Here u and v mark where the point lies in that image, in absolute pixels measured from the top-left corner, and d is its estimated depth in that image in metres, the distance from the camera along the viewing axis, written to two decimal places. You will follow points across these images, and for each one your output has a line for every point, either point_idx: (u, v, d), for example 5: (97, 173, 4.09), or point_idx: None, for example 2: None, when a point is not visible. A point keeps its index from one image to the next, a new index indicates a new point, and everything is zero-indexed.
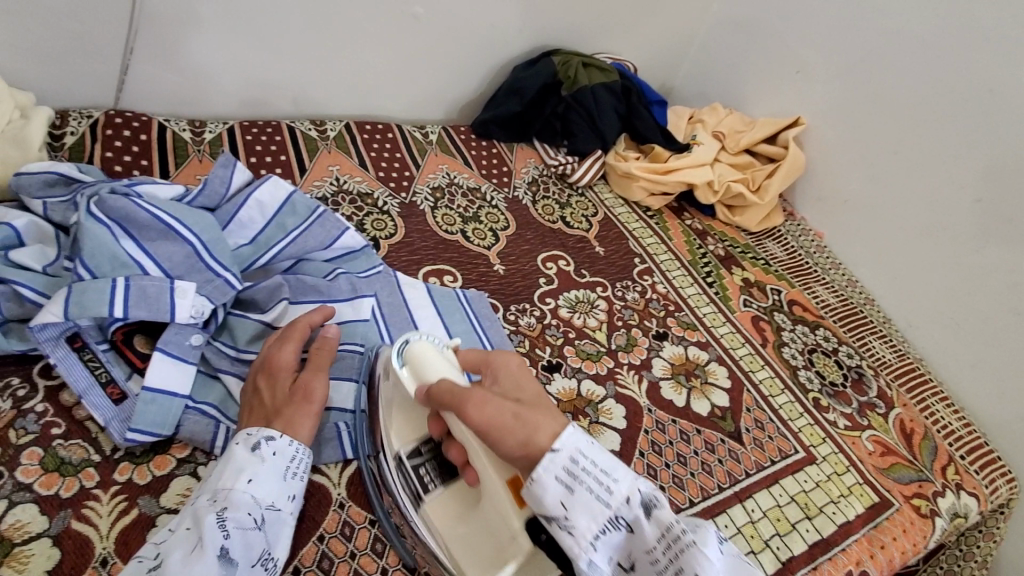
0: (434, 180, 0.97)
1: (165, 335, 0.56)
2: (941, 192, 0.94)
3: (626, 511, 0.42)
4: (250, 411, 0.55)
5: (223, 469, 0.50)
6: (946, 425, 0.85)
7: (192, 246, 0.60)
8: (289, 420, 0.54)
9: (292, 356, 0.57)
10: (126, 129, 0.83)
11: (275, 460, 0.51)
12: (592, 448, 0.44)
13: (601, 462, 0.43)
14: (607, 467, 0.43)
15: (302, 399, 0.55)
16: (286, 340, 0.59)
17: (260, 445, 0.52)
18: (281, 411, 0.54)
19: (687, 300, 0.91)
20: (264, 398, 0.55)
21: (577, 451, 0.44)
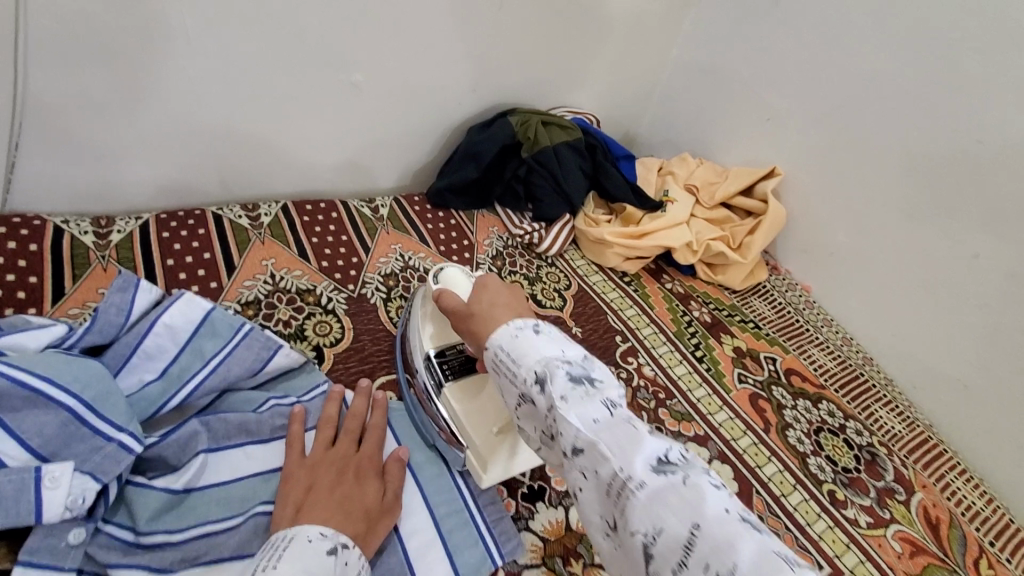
0: (386, 265, 0.86)
1: (29, 542, 0.44)
2: (934, 244, 0.87)
3: (526, 386, 0.46)
4: (330, 500, 0.51)
5: (300, 565, 0.43)
6: (970, 506, 0.77)
7: (71, 411, 0.47)
8: (375, 532, 0.52)
9: (379, 461, 0.57)
10: (12, 240, 0.70)
11: (346, 570, 0.46)
12: (513, 332, 0.50)
13: (513, 351, 0.48)
14: (516, 353, 0.48)
15: (389, 513, 0.54)
16: (369, 442, 0.59)
17: (339, 549, 0.46)
18: (372, 517, 0.52)
19: (677, 382, 0.82)
20: (352, 495, 0.52)
21: (497, 342, 0.50)
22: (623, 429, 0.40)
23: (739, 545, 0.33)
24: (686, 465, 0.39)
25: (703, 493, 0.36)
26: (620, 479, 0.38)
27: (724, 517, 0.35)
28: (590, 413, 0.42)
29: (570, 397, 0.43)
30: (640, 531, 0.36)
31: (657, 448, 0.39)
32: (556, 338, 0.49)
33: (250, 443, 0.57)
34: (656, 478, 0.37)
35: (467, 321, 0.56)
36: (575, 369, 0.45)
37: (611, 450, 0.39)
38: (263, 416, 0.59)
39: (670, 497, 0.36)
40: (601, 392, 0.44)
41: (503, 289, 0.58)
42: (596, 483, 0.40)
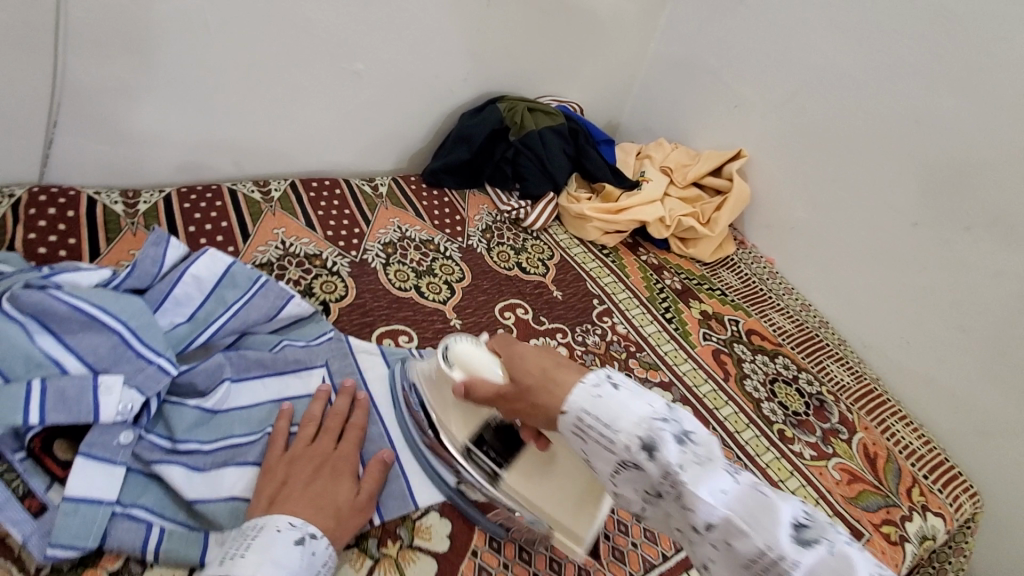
0: (386, 235, 0.95)
1: (88, 437, 0.52)
2: (879, 215, 0.97)
3: (628, 453, 0.45)
4: (302, 495, 0.53)
5: (267, 553, 0.46)
6: (907, 446, 0.86)
7: (118, 335, 0.56)
8: (347, 526, 0.54)
9: (356, 460, 0.58)
10: (51, 207, 0.79)
11: (313, 559, 0.48)
12: (593, 387, 0.48)
13: (602, 413, 0.46)
14: (604, 415, 0.46)
15: (362, 510, 0.55)
16: (349, 439, 0.59)
17: (307, 539, 0.49)
18: (343, 516, 0.53)
19: (647, 338, 0.91)
20: (325, 491, 0.54)
21: (575, 400, 0.48)
22: (756, 501, 0.42)
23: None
24: (821, 528, 0.41)
25: (851, 562, 0.39)
26: (768, 555, 0.40)
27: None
28: (719, 486, 0.42)
29: (687, 466, 0.43)
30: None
31: (789, 512, 0.41)
32: (640, 391, 0.48)
33: (266, 375, 0.66)
34: (804, 553, 0.39)
35: (516, 406, 0.53)
36: (677, 429, 0.45)
37: (749, 526, 0.41)
38: (278, 353, 0.67)
39: (822, 572, 0.39)
40: (713, 454, 0.44)
41: (539, 355, 0.53)
42: (732, 555, 0.42)
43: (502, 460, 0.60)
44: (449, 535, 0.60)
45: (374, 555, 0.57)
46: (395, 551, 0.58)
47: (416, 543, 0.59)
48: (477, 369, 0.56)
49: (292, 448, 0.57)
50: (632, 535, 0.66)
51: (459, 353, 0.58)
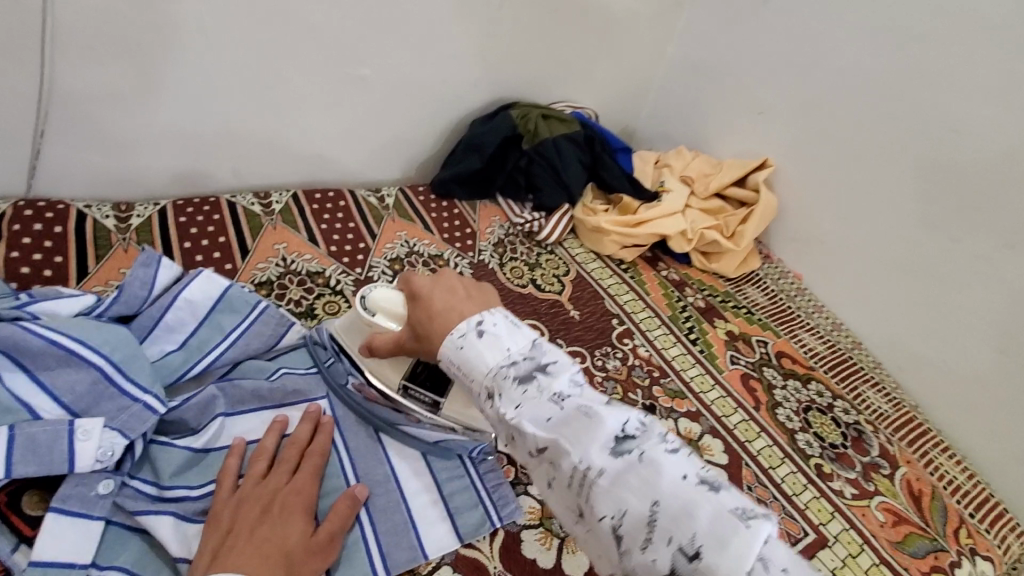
0: (393, 250, 0.90)
1: (62, 489, 0.47)
2: (917, 230, 0.91)
3: (480, 396, 0.46)
4: (247, 542, 0.46)
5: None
6: (951, 481, 0.80)
7: (99, 370, 0.51)
8: (301, 574, 0.47)
9: (313, 495, 0.52)
10: (37, 222, 0.74)
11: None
12: (459, 339, 0.48)
13: (461, 361, 0.48)
14: (468, 367, 0.47)
15: (319, 554, 0.49)
16: (305, 471, 0.54)
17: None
18: (295, 560, 0.47)
19: (671, 362, 0.85)
20: (274, 533, 0.47)
21: (449, 355, 0.49)
22: (579, 422, 0.41)
23: (696, 510, 0.36)
24: (645, 438, 0.41)
25: (660, 469, 0.39)
26: (582, 472, 0.40)
27: (682, 485, 0.38)
28: (544, 415, 0.43)
29: (522, 404, 0.43)
30: (607, 516, 0.39)
31: (613, 426, 0.41)
32: (503, 333, 0.48)
33: (263, 410, 0.60)
34: (614, 462, 0.40)
35: (424, 342, 0.52)
36: (529, 367, 0.45)
37: (571, 444, 0.41)
38: (275, 383, 0.61)
39: (630, 478, 0.39)
40: (552, 385, 0.44)
41: (435, 290, 0.53)
42: (558, 478, 0.42)
43: (438, 391, 0.61)
44: None
45: None
46: None
47: None
48: (390, 310, 0.60)
49: (240, 487, 0.52)
50: None
51: (377, 301, 0.61)
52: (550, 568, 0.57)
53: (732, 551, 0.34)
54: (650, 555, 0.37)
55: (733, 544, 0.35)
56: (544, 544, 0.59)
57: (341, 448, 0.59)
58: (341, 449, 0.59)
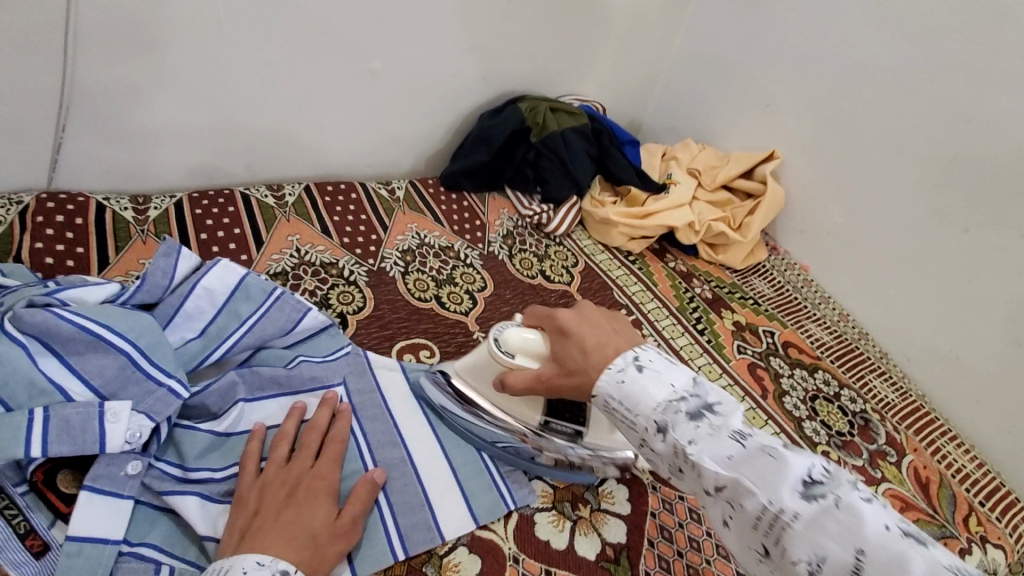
0: (404, 242, 0.91)
1: (93, 469, 0.48)
2: (927, 221, 0.91)
3: (645, 433, 0.46)
4: (273, 526, 0.48)
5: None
6: (959, 469, 0.81)
7: (125, 356, 0.52)
8: (327, 556, 0.49)
9: (337, 480, 0.54)
10: (59, 214, 0.76)
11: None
12: (617, 374, 0.49)
13: (623, 397, 0.48)
14: (630, 401, 0.47)
15: (343, 537, 0.50)
16: (328, 457, 0.55)
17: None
18: (321, 543, 0.49)
19: (679, 352, 0.86)
20: (299, 517, 0.49)
21: (606, 389, 0.49)
22: (762, 460, 0.41)
23: (906, 563, 0.34)
24: (835, 483, 0.39)
25: (861, 517, 0.37)
26: (773, 514, 0.39)
27: (887, 536, 0.36)
28: (723, 452, 0.42)
29: (697, 439, 0.43)
30: (803, 559, 0.37)
31: (800, 469, 0.40)
32: (664, 369, 0.48)
33: (281, 396, 0.62)
34: (808, 506, 0.38)
35: (575, 381, 0.53)
36: (697, 404, 0.45)
37: (756, 484, 0.40)
38: (293, 370, 0.63)
39: (827, 524, 0.37)
40: (727, 422, 0.43)
41: (582, 326, 0.55)
42: (741, 517, 0.41)
43: (577, 420, 0.63)
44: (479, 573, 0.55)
45: None
46: None
47: None
48: (528, 350, 0.61)
49: (265, 471, 0.53)
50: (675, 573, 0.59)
51: (512, 343, 0.61)
52: (564, 549, 0.58)
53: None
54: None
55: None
56: (557, 525, 0.60)
57: (358, 434, 0.61)
58: (358, 437, 0.61)
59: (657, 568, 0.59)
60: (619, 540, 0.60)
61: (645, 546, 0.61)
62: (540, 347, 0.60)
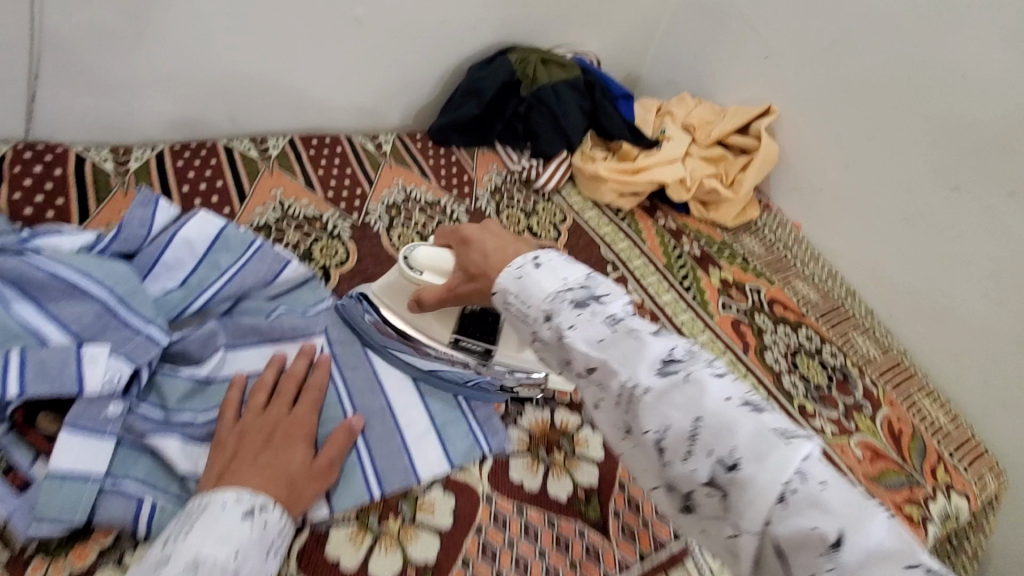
0: (390, 195, 0.90)
1: (73, 410, 0.50)
2: (920, 177, 0.90)
3: (532, 324, 0.44)
4: (252, 465, 0.49)
5: (211, 533, 0.42)
6: (934, 422, 0.82)
7: (102, 303, 0.53)
8: (303, 495, 0.50)
9: (313, 427, 0.55)
10: (37, 164, 0.75)
11: (265, 532, 0.45)
12: (516, 271, 0.46)
13: (518, 290, 0.45)
14: (522, 293, 0.44)
15: (319, 478, 0.52)
16: (304, 404, 0.56)
17: (257, 510, 0.45)
18: (298, 483, 0.50)
19: (663, 308, 0.86)
20: (277, 458, 0.50)
21: (504, 285, 0.46)
22: (626, 341, 0.39)
23: (737, 429, 0.35)
24: (693, 360, 0.38)
25: (706, 388, 0.36)
26: (629, 390, 0.38)
27: (727, 406, 0.36)
28: (595, 335, 0.40)
29: (577, 323, 0.41)
30: (650, 430, 0.37)
31: (660, 349, 0.39)
32: (557, 263, 0.45)
33: (263, 344, 0.63)
34: (660, 381, 0.37)
35: (478, 285, 0.51)
36: (582, 293, 0.43)
37: (619, 363, 0.39)
38: (274, 321, 0.64)
39: (675, 397, 0.37)
40: (606, 307, 0.42)
41: (485, 235, 0.53)
42: (606, 399, 0.39)
43: (487, 338, 0.66)
44: (453, 511, 0.57)
45: (374, 530, 0.54)
46: (396, 527, 0.55)
47: (418, 519, 0.56)
48: (437, 265, 0.61)
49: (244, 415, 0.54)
50: (644, 513, 0.61)
51: (421, 260, 0.62)
52: (536, 490, 0.60)
53: (772, 465, 0.33)
54: (691, 466, 0.35)
55: (772, 459, 0.33)
56: (531, 469, 0.62)
57: (340, 382, 0.62)
58: (338, 384, 0.62)
59: (627, 508, 0.61)
60: (591, 484, 0.62)
61: (616, 488, 0.62)
62: (446, 262, 0.60)
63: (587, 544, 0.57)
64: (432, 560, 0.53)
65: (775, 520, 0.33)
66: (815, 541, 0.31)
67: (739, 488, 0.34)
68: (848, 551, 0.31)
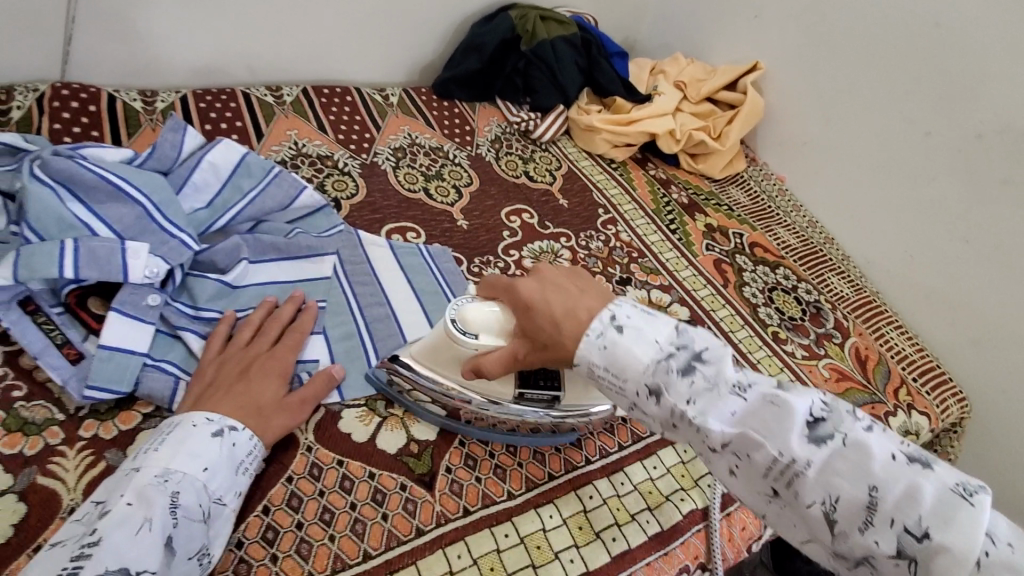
0: (396, 140, 0.97)
1: (120, 295, 0.57)
2: (894, 126, 0.95)
3: (639, 397, 0.46)
4: (224, 395, 0.53)
5: (182, 449, 0.47)
6: (900, 351, 0.89)
7: (141, 207, 0.60)
8: (273, 424, 0.53)
9: (291, 364, 0.58)
10: (74, 102, 0.82)
11: (233, 451, 0.49)
12: (598, 339, 0.47)
13: (614, 363, 0.46)
14: (619, 365, 0.46)
15: (290, 412, 0.55)
16: (286, 343, 0.59)
17: (224, 432, 0.50)
18: (266, 413, 0.53)
19: (650, 247, 0.93)
20: (249, 390, 0.53)
21: (587, 355, 0.48)
22: (765, 410, 0.42)
23: (921, 494, 0.37)
24: (836, 418, 0.41)
25: (869, 451, 0.39)
26: (784, 463, 0.40)
27: (894, 465, 0.38)
28: (727, 409, 0.43)
29: (695, 397, 0.43)
30: (815, 501, 0.39)
31: (803, 410, 0.41)
32: (640, 323, 0.47)
33: (281, 260, 0.69)
34: (817, 451, 0.40)
35: (553, 354, 0.51)
36: (686, 356, 0.45)
37: (763, 436, 0.41)
38: (292, 240, 0.69)
39: (837, 464, 0.39)
40: (720, 373, 0.44)
41: (546, 296, 0.51)
42: (750, 466, 0.42)
43: (553, 385, 0.59)
44: None
45: (382, 414, 0.61)
46: (401, 412, 0.62)
47: None
48: (495, 327, 0.57)
49: (227, 348, 0.58)
50: (623, 412, 0.68)
51: (474, 321, 0.57)
52: None
53: (962, 526, 0.35)
54: (872, 537, 0.37)
55: (961, 519, 0.35)
56: None
57: (350, 294, 0.69)
58: (348, 296, 0.69)
59: None
60: None
61: None
62: (507, 323, 0.56)
63: (571, 433, 0.64)
64: (433, 439, 0.60)
65: None
66: None
67: (933, 555, 0.35)
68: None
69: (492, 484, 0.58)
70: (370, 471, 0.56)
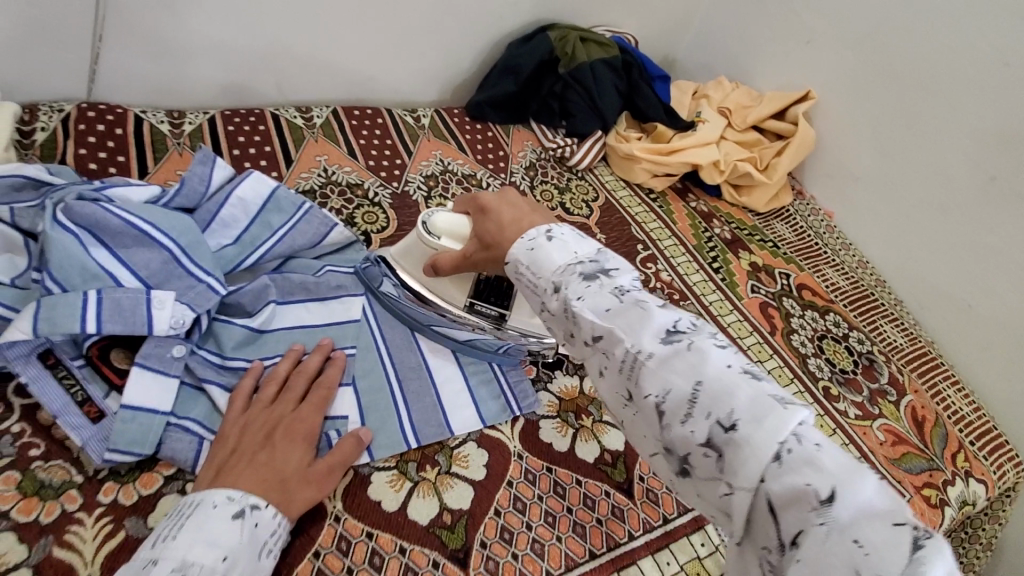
0: (428, 167, 0.93)
1: (143, 348, 0.54)
2: (959, 167, 0.89)
3: (545, 296, 0.44)
4: (247, 465, 0.49)
5: (201, 536, 0.43)
6: (957, 411, 0.83)
7: (169, 252, 0.57)
8: (297, 497, 0.49)
9: (317, 426, 0.54)
10: (100, 124, 0.79)
11: (256, 532, 0.45)
12: (528, 243, 0.47)
13: (532, 263, 0.46)
14: (534, 266, 0.45)
15: (315, 481, 0.51)
16: (312, 401, 0.55)
17: (247, 511, 0.45)
18: (290, 485, 0.49)
19: (692, 288, 0.88)
20: (273, 459, 0.50)
21: (517, 256, 0.47)
22: (633, 311, 0.40)
23: (736, 393, 0.35)
24: (696, 332, 0.38)
25: (707, 356, 0.36)
26: (633, 356, 0.38)
27: (727, 372, 0.36)
28: (601, 305, 0.41)
29: (585, 296, 0.42)
30: (651, 394, 0.37)
31: (664, 319, 0.39)
32: (571, 239, 0.46)
33: (310, 301, 0.65)
34: (664, 348, 0.38)
35: (494, 255, 0.52)
36: (592, 267, 0.44)
37: (623, 331, 0.39)
38: (322, 279, 0.66)
39: (676, 362, 0.37)
40: (614, 281, 0.42)
41: (502, 205, 0.53)
42: (610, 365, 0.40)
43: (502, 303, 0.65)
44: (486, 465, 0.60)
45: (413, 478, 0.57)
46: (433, 476, 0.58)
47: (454, 469, 0.59)
48: (456, 232, 0.61)
49: (252, 405, 0.54)
50: None
51: (439, 227, 0.61)
52: (565, 451, 0.63)
53: (768, 426, 0.33)
54: (689, 427, 0.35)
55: (769, 421, 0.33)
56: (560, 431, 0.64)
57: (381, 341, 0.65)
58: (379, 344, 0.65)
59: (651, 473, 0.63)
60: (617, 449, 0.64)
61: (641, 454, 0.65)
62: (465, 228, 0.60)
63: (612, 504, 0.60)
64: (467, 508, 0.57)
65: (769, 479, 0.32)
66: (807, 496, 0.31)
67: (737, 447, 0.33)
68: (840, 506, 0.30)
69: (530, 562, 0.54)
70: (401, 546, 0.53)
